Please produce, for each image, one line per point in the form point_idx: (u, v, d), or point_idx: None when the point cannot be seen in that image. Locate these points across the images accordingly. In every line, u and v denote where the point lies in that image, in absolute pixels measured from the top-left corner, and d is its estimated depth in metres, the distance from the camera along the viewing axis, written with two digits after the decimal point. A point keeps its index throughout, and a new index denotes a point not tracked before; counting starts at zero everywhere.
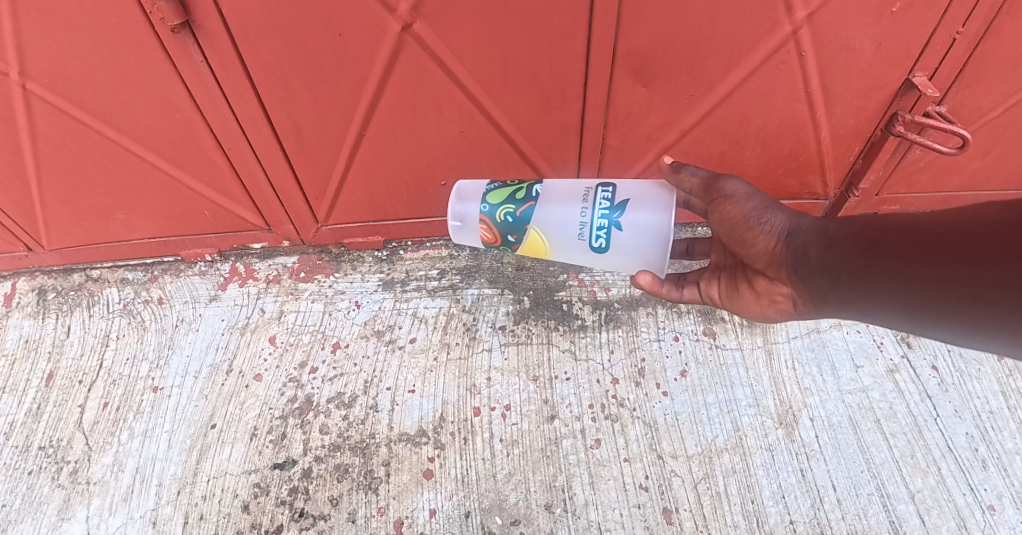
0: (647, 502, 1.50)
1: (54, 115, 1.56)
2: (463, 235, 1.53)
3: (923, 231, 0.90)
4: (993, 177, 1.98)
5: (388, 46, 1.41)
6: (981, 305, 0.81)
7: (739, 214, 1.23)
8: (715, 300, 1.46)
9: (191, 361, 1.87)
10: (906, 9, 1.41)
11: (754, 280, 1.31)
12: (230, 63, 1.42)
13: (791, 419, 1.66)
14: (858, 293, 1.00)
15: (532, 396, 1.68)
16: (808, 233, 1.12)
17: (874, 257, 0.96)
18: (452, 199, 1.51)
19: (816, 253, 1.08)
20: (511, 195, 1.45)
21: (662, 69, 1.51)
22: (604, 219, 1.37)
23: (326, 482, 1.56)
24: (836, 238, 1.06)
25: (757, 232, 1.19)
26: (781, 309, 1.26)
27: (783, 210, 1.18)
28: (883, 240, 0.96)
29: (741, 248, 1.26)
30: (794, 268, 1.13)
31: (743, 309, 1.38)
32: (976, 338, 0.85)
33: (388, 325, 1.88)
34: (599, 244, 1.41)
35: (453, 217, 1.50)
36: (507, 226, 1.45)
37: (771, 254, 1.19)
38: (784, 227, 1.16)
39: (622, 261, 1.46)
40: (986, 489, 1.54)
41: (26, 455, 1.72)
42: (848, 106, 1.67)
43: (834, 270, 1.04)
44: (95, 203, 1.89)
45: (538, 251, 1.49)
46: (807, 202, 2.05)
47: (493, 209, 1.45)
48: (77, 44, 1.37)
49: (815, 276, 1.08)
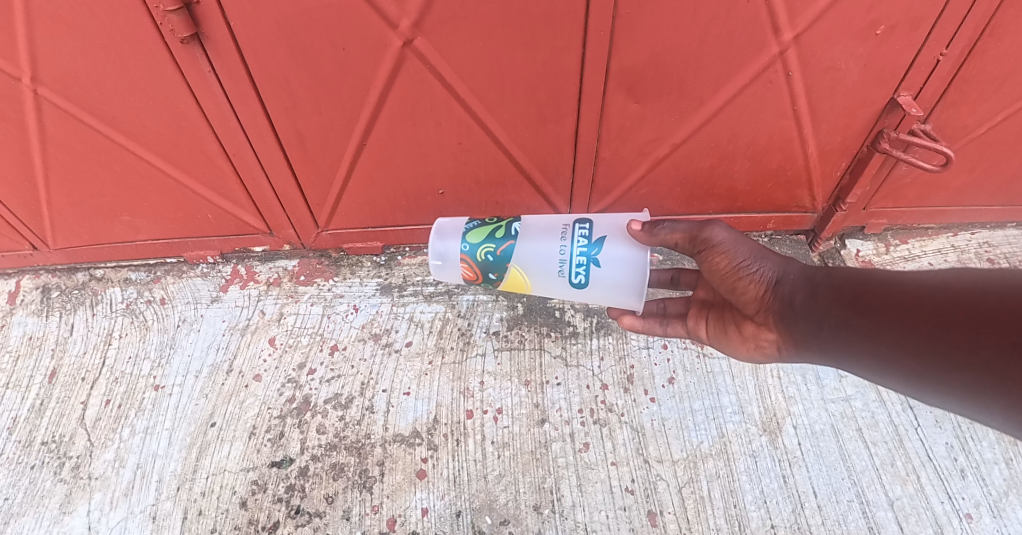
0: (633, 505, 1.55)
1: (64, 120, 1.61)
2: (445, 272, 1.57)
3: (904, 291, 0.92)
4: (977, 193, 2.03)
5: (390, 60, 1.46)
6: (953, 369, 0.81)
7: (729, 265, 1.24)
8: (703, 337, 1.49)
9: (192, 360, 1.92)
10: (890, 32, 1.47)
11: (742, 324, 1.34)
12: (237, 73, 1.47)
13: (775, 426, 1.71)
14: (839, 344, 1.02)
15: (523, 400, 1.73)
16: (794, 281, 1.17)
17: (856, 310, 0.99)
18: (433, 236, 1.55)
19: (801, 301, 1.12)
20: (491, 234, 1.48)
21: (654, 86, 1.56)
22: (583, 255, 1.41)
23: (322, 480, 1.60)
24: (821, 286, 1.10)
25: (747, 281, 1.22)
26: (766, 352, 1.29)
27: (772, 258, 1.22)
28: (864, 294, 1.00)
29: (731, 294, 1.28)
30: (781, 315, 1.17)
31: (731, 349, 1.40)
32: (949, 401, 0.84)
33: (386, 328, 1.93)
34: (580, 280, 1.44)
35: (436, 256, 1.55)
36: (487, 265, 1.49)
37: (761, 301, 1.22)
38: (773, 275, 1.20)
39: (603, 294, 1.48)
40: (964, 498, 1.59)
41: (29, 450, 1.77)
42: (835, 123, 1.73)
43: (817, 317, 1.07)
44: (101, 204, 1.94)
45: (520, 288, 1.53)
46: (795, 215, 2.11)
47: (473, 249, 1.49)
48: (90, 53, 1.42)
49: (799, 327, 1.12)
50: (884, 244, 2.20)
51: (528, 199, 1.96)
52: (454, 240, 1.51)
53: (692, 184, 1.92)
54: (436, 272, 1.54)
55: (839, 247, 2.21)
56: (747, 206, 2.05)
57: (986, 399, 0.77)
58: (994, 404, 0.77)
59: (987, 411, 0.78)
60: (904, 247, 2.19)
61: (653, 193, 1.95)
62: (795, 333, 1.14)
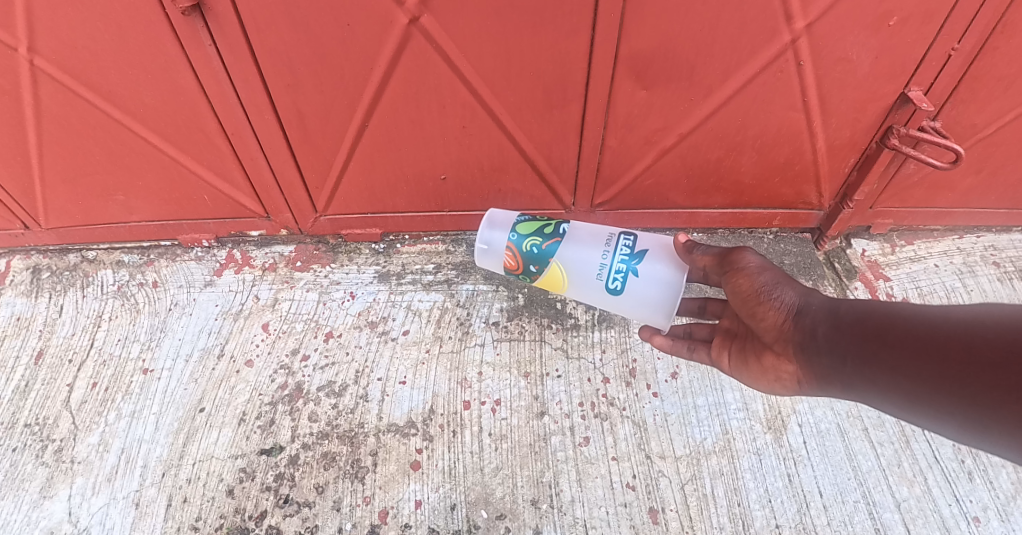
0: (634, 501, 1.50)
1: (60, 92, 1.58)
2: (488, 258, 1.68)
3: (930, 326, 0.88)
4: (985, 194, 2.02)
5: (395, 39, 1.43)
6: (969, 404, 0.79)
7: (750, 287, 1.22)
8: (724, 368, 1.41)
9: (183, 344, 1.87)
10: (903, 24, 1.44)
11: (762, 355, 1.26)
12: (238, 47, 1.44)
13: (779, 424, 1.66)
14: (863, 379, 0.97)
15: (522, 392, 1.69)
16: (817, 312, 1.11)
17: (882, 344, 0.94)
18: (483, 225, 1.68)
19: (824, 332, 1.06)
20: (540, 229, 1.59)
21: (662, 72, 1.53)
22: (623, 264, 1.48)
23: (312, 469, 1.55)
24: (845, 318, 1.04)
25: (767, 306, 1.18)
26: (786, 385, 1.20)
27: (795, 286, 1.18)
28: (890, 328, 0.94)
29: (750, 320, 1.24)
30: (802, 347, 1.11)
31: (752, 381, 1.32)
32: (951, 431, 0.84)
33: (382, 317, 1.88)
34: (615, 286, 1.49)
35: (481, 241, 1.67)
36: (531, 256, 1.58)
37: (780, 329, 1.17)
38: (795, 304, 1.15)
39: (633, 308, 1.51)
40: (972, 501, 1.55)
41: (11, 432, 1.71)
42: (844, 117, 1.70)
43: (840, 350, 1.02)
44: (95, 183, 1.89)
45: (556, 285, 1.59)
46: (801, 212, 2.07)
47: (520, 239, 1.59)
48: (89, 24, 1.39)
49: (821, 364, 1.06)
50: (890, 244, 2.16)
51: (531, 188, 1.92)
52: (503, 230, 1.64)
53: (698, 176, 1.88)
54: (481, 257, 1.67)
55: (844, 246, 2.16)
56: (753, 201, 2.01)
57: (990, 434, 0.77)
58: (1003, 437, 0.76)
59: (986, 439, 0.78)
60: (910, 248, 2.15)
61: (658, 185, 1.91)
62: (817, 368, 1.08)
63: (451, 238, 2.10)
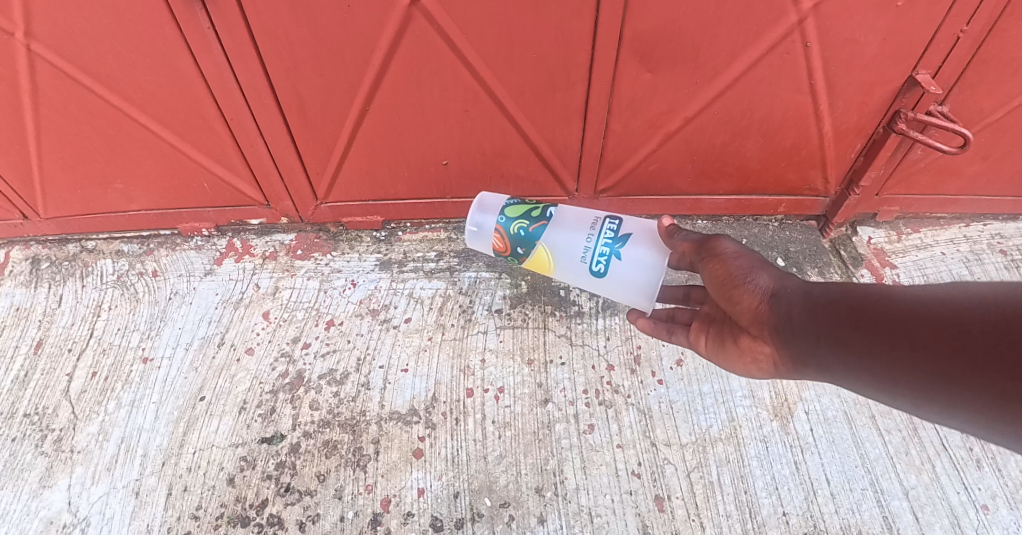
0: (639, 489, 1.48)
1: (57, 78, 1.56)
2: (477, 240, 1.64)
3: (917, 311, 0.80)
4: (992, 181, 1.99)
5: (396, 20, 1.41)
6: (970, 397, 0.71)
7: (726, 272, 1.17)
8: (704, 352, 1.38)
9: (183, 333, 1.85)
10: (911, 4, 1.42)
11: (739, 336, 1.22)
12: (237, 29, 1.42)
13: (786, 412, 1.64)
14: (845, 367, 0.89)
15: (525, 379, 1.67)
16: (791, 295, 1.04)
17: (863, 329, 0.86)
18: (473, 207, 1.62)
19: (799, 316, 0.99)
20: (527, 212, 1.53)
21: (667, 54, 1.51)
22: (606, 247, 1.42)
23: (313, 458, 1.53)
24: (820, 300, 0.97)
25: (742, 290, 1.12)
26: (763, 367, 1.16)
27: (771, 270, 1.11)
28: (870, 311, 0.87)
29: (727, 306, 1.18)
30: (777, 330, 1.04)
31: (730, 365, 1.28)
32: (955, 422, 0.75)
33: (383, 304, 1.86)
34: (597, 269, 1.44)
35: (471, 224, 1.62)
36: (518, 239, 1.52)
37: (756, 313, 1.10)
38: (769, 287, 1.08)
39: (616, 292, 1.47)
40: (980, 488, 1.53)
41: (11, 422, 1.70)
42: (851, 100, 1.68)
43: (816, 334, 0.95)
44: (94, 171, 1.87)
45: (543, 267, 1.55)
46: (806, 199, 2.04)
47: (507, 222, 1.54)
48: (86, 6, 1.37)
49: (797, 351, 0.99)
50: (896, 232, 2.13)
51: (533, 174, 1.89)
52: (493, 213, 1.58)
53: (703, 161, 1.86)
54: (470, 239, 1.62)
55: (850, 234, 2.13)
56: (758, 187, 1.99)
57: (997, 423, 0.70)
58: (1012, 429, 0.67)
59: (993, 432, 0.71)
60: (916, 236, 2.13)
61: (662, 170, 1.89)
62: (794, 354, 1.01)
63: (453, 226, 2.08)
